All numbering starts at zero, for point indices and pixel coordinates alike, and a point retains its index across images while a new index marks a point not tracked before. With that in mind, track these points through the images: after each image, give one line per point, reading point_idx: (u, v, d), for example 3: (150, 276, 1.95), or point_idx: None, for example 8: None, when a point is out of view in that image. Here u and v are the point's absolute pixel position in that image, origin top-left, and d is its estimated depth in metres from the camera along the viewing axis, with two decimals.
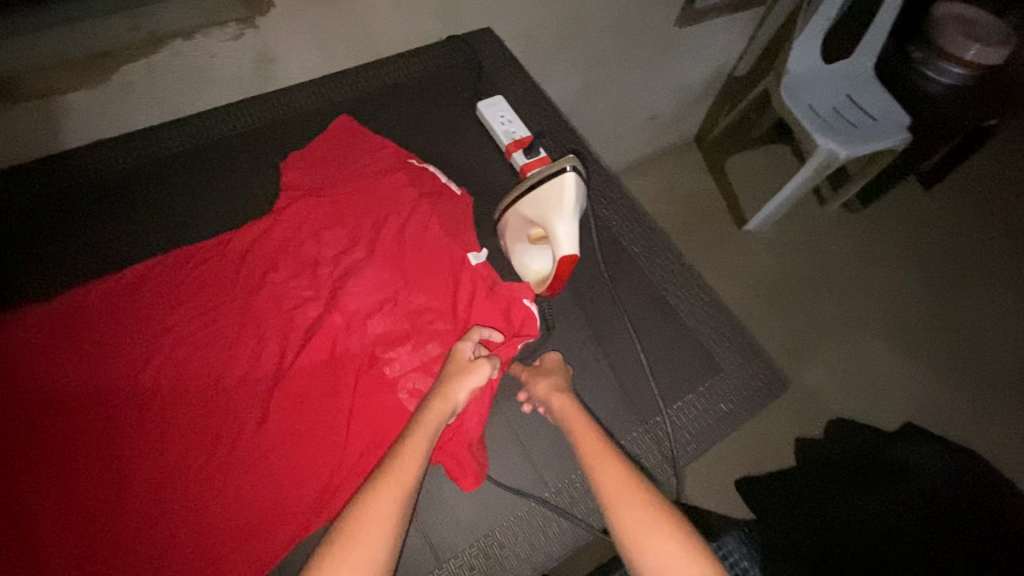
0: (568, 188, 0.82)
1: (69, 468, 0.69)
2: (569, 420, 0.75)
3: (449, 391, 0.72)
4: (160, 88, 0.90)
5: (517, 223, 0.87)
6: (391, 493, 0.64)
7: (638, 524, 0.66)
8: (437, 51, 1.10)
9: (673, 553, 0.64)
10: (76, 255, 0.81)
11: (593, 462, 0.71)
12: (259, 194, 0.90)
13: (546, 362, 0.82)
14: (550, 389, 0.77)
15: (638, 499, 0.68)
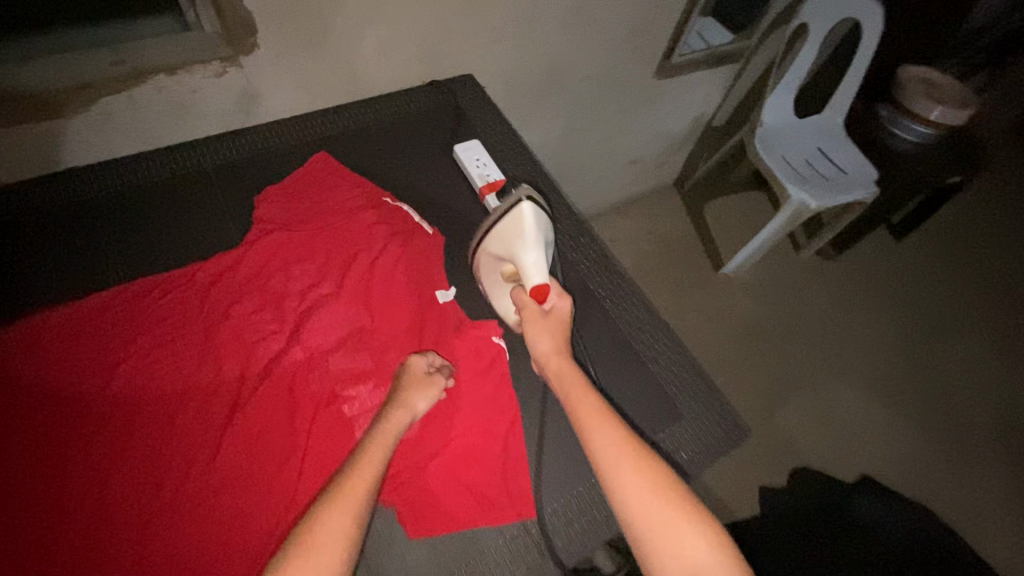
0: (527, 218, 0.84)
1: (13, 499, 0.68)
2: (569, 391, 0.76)
3: (408, 403, 0.75)
4: (142, 119, 0.93)
5: (488, 262, 0.88)
6: (347, 503, 0.61)
7: (637, 490, 0.65)
8: (418, 95, 1.15)
9: (683, 532, 0.63)
10: (40, 281, 0.81)
11: (590, 425, 0.72)
12: (232, 226, 0.91)
13: (555, 309, 0.85)
14: (549, 352, 0.80)
15: (643, 477, 0.66)
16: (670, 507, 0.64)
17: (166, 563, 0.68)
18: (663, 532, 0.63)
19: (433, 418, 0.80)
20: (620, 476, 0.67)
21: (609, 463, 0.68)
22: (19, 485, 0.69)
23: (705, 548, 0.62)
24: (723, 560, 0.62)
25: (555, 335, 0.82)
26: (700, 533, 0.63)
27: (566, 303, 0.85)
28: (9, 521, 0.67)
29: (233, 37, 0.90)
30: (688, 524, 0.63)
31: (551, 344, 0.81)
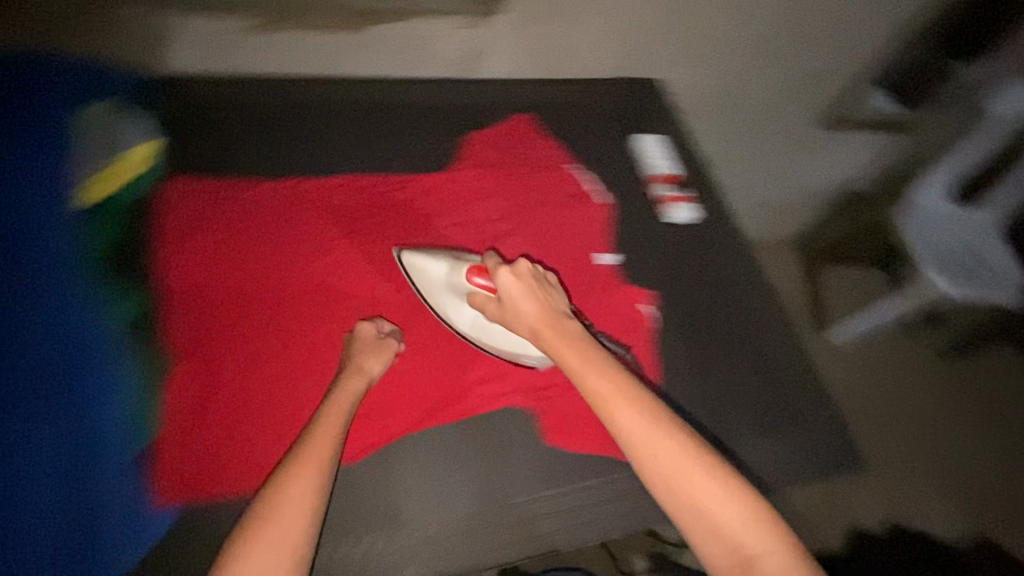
0: (417, 268, 0.90)
1: (248, 322, 0.85)
2: (586, 372, 0.74)
3: (350, 376, 0.79)
4: (393, 51, 1.08)
5: (461, 312, 0.88)
6: (303, 480, 0.66)
7: (659, 461, 0.68)
8: (613, 84, 1.24)
9: (708, 492, 0.66)
10: (292, 163, 0.99)
11: (608, 404, 0.72)
12: (443, 157, 1.05)
13: (510, 290, 0.79)
14: (545, 335, 0.78)
15: (653, 445, 0.69)
16: (687, 471, 0.67)
17: (350, 407, 0.82)
18: (690, 497, 0.66)
19: None
20: (647, 456, 0.68)
21: (637, 443, 0.69)
22: (253, 314, 0.86)
23: (728, 502, 0.66)
24: (746, 512, 0.66)
25: (524, 314, 0.79)
26: (720, 489, 0.66)
27: (512, 280, 0.78)
28: (243, 338, 0.84)
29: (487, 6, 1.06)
30: (699, 480, 0.67)
31: (523, 324, 0.80)
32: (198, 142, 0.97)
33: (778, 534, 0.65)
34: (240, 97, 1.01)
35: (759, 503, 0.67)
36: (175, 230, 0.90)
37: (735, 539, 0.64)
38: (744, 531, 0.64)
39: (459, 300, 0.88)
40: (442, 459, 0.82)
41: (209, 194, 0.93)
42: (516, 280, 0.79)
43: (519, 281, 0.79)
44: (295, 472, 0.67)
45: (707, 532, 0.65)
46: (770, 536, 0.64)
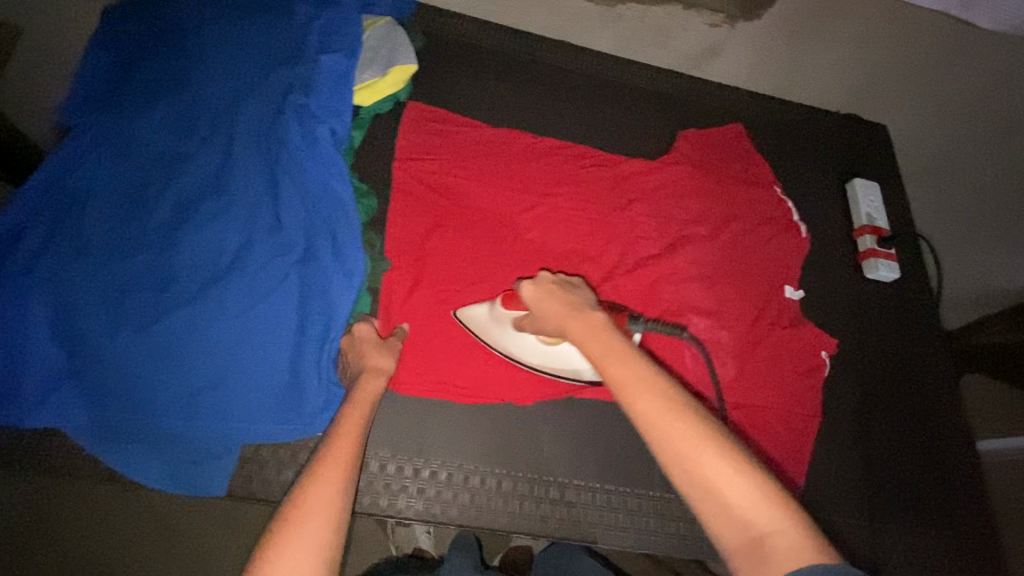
0: (478, 321, 0.81)
1: (452, 244, 0.88)
2: (608, 361, 0.61)
3: (370, 353, 0.73)
4: (636, 30, 1.15)
5: (537, 353, 0.78)
6: (329, 485, 0.58)
7: (680, 448, 0.55)
8: (837, 118, 1.18)
9: (727, 475, 0.54)
10: (518, 110, 1.03)
11: (623, 386, 0.59)
12: (654, 145, 1.07)
13: (534, 300, 0.70)
14: (564, 322, 0.67)
15: (671, 422, 0.56)
16: (703, 450, 0.55)
17: None
18: (708, 481, 0.54)
19: (748, 383, 0.89)
20: (664, 440, 0.56)
21: (651, 427, 0.57)
22: (457, 238, 0.89)
23: (749, 487, 0.53)
24: (765, 497, 0.53)
25: (549, 316, 0.69)
26: (739, 469, 0.54)
27: (530, 286, 0.71)
28: (446, 257, 0.87)
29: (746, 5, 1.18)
30: (723, 462, 0.54)
31: (552, 326, 0.69)
32: (446, 71, 1.01)
33: (801, 520, 0.52)
34: (489, 42, 1.06)
35: (773, 484, 0.54)
36: (411, 145, 0.93)
37: (759, 532, 0.52)
38: (762, 517, 0.52)
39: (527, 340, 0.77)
40: (595, 432, 0.82)
41: (443, 120, 0.97)
42: (535, 287, 0.71)
43: (543, 292, 0.70)
44: (328, 450, 0.62)
45: (726, 520, 0.53)
46: (789, 520, 0.52)
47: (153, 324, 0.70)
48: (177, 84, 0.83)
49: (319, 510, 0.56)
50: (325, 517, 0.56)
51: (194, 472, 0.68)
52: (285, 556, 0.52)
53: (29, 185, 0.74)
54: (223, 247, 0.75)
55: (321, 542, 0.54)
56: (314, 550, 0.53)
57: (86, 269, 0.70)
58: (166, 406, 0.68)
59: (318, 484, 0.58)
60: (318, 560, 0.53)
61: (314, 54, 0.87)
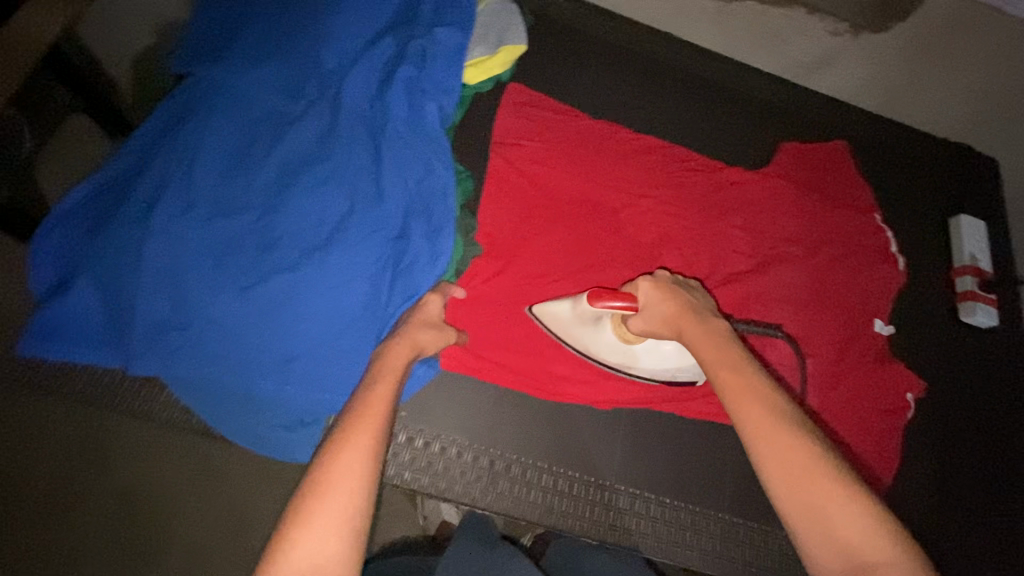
0: (555, 315, 0.76)
1: (541, 236, 0.86)
2: (720, 367, 0.58)
3: (416, 333, 0.69)
4: (751, 31, 1.10)
5: (620, 352, 0.73)
6: (359, 447, 0.52)
7: (787, 463, 0.52)
8: (948, 147, 1.11)
9: (838, 499, 0.50)
10: (618, 104, 0.99)
11: (735, 395, 0.56)
12: (752, 156, 1.02)
13: (649, 298, 0.65)
14: (683, 325, 0.63)
15: (784, 437, 0.53)
16: (815, 469, 0.51)
17: None
18: (816, 500, 0.50)
19: (826, 417, 0.87)
20: (766, 453, 0.53)
21: (762, 438, 0.53)
22: (547, 231, 0.87)
23: (858, 511, 0.49)
24: (875, 527, 0.49)
25: (666, 318, 0.64)
26: (852, 495, 0.50)
27: (648, 283, 0.65)
28: (534, 249, 0.85)
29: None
30: (836, 483, 0.50)
31: (668, 328, 0.64)
32: (548, 54, 0.98)
33: (915, 555, 0.48)
34: (594, 28, 1.02)
35: (887, 516, 0.50)
36: (508, 129, 0.91)
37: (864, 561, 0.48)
38: (870, 543, 0.48)
39: (610, 336, 0.72)
40: (669, 446, 0.81)
41: (543, 106, 0.93)
42: (654, 285, 0.65)
43: (661, 290, 0.65)
44: (358, 410, 0.55)
45: (827, 542, 0.49)
46: (900, 553, 0.48)
47: (253, 287, 0.70)
48: (286, 40, 0.80)
49: (347, 478, 0.50)
50: (355, 489, 0.50)
51: (285, 437, 0.73)
52: (315, 524, 0.47)
53: (146, 136, 0.76)
54: (323, 216, 0.74)
55: (349, 516, 0.48)
56: (341, 522, 0.48)
57: (193, 225, 0.70)
58: (258, 370, 0.70)
59: (349, 446, 0.52)
60: (344, 533, 0.48)
61: (424, 24, 0.84)
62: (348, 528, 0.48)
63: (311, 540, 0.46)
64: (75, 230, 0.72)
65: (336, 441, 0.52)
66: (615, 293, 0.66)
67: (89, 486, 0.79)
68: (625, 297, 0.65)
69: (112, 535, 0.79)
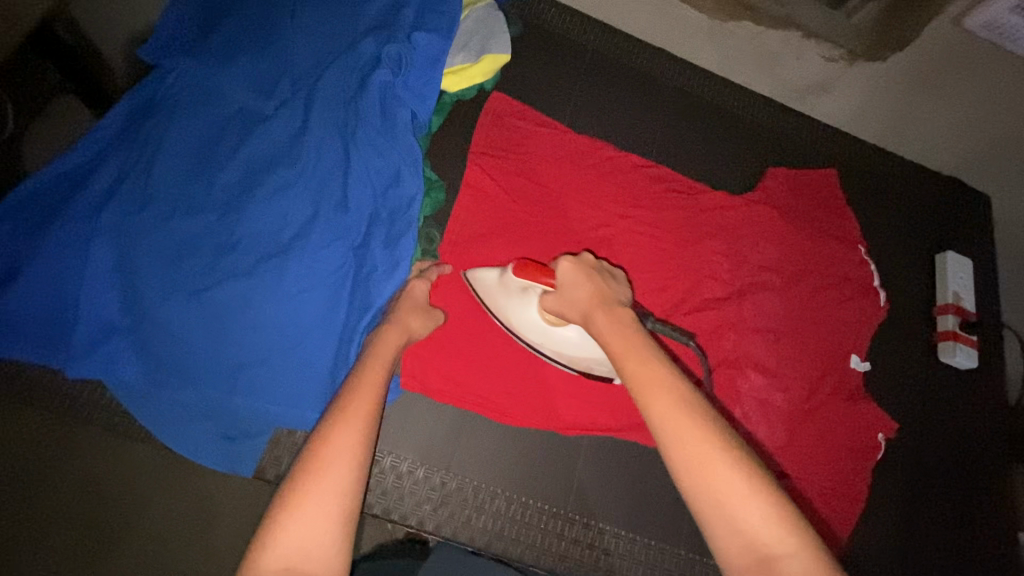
0: (484, 283, 0.73)
1: (513, 251, 0.84)
2: (626, 357, 0.53)
3: (406, 319, 0.69)
4: (744, 52, 1.02)
5: (537, 332, 0.70)
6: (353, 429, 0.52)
7: (693, 459, 0.46)
8: (934, 181, 1.11)
9: (732, 484, 0.44)
10: (603, 119, 0.96)
11: (643, 385, 0.51)
12: (737, 180, 1.00)
13: (566, 279, 0.62)
14: (592, 308, 0.60)
15: (685, 423, 0.47)
16: (713, 453, 0.46)
17: (572, 380, 0.80)
18: (719, 493, 0.45)
19: (794, 454, 0.85)
20: (677, 451, 0.47)
21: (664, 431, 0.48)
22: (519, 246, 0.85)
23: (764, 510, 0.44)
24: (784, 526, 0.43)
25: (576, 301, 0.61)
26: (751, 481, 0.45)
27: (567, 263, 0.63)
28: (506, 265, 0.83)
29: (855, 10, 0.96)
30: (740, 474, 0.45)
31: (574, 310, 0.62)
32: (535, 64, 0.96)
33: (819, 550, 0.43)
34: (584, 40, 1.00)
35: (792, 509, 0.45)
36: (487, 140, 0.88)
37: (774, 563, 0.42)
38: (775, 534, 0.43)
39: (532, 313, 0.69)
40: (630, 476, 0.79)
41: (525, 117, 0.91)
42: (573, 265, 0.63)
43: (580, 273, 0.62)
44: (354, 392, 0.56)
45: (727, 530, 0.44)
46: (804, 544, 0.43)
47: (207, 291, 0.68)
48: (264, 36, 0.78)
49: (340, 461, 0.50)
50: (346, 472, 0.49)
51: (227, 448, 0.70)
52: (307, 499, 0.47)
53: (108, 126, 0.73)
54: (286, 221, 0.72)
55: (340, 499, 0.48)
56: (337, 502, 0.48)
57: (151, 223, 0.68)
58: (207, 379, 0.68)
59: (344, 429, 0.52)
60: (338, 515, 0.48)
61: (406, 28, 0.81)
62: (340, 506, 0.48)
63: (306, 518, 0.46)
64: (25, 221, 0.69)
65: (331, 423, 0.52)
66: (538, 269, 0.64)
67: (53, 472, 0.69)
68: (546, 273, 0.64)
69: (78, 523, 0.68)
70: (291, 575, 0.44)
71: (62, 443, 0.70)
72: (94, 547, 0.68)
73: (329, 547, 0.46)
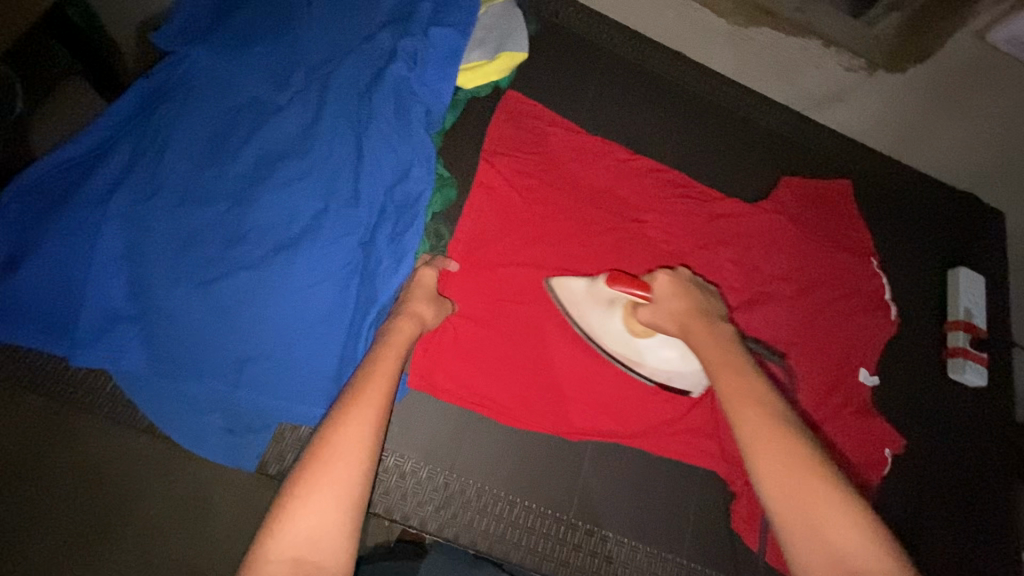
0: (569, 294, 0.77)
1: (524, 252, 0.83)
2: (721, 368, 0.57)
3: (414, 308, 0.68)
4: (760, 58, 1.01)
5: (621, 342, 0.73)
6: (362, 423, 0.51)
7: (781, 473, 0.49)
8: (948, 196, 1.10)
9: (820, 499, 0.48)
10: (618, 122, 0.95)
11: (738, 397, 0.55)
12: (751, 188, 0.99)
13: (661, 292, 0.65)
14: (691, 321, 0.63)
15: (778, 441, 0.51)
16: (803, 469, 0.49)
17: (579, 385, 0.79)
18: (807, 507, 0.48)
19: None
20: (763, 462, 0.50)
21: (755, 444, 0.51)
22: (530, 247, 0.84)
23: (848, 524, 0.46)
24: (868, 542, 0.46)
25: (674, 312, 0.64)
26: (840, 498, 0.48)
27: (664, 277, 0.66)
28: (516, 266, 0.82)
29: (877, 19, 0.94)
30: (830, 487, 0.48)
31: (672, 321, 0.64)
32: (551, 64, 0.95)
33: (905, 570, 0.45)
34: (601, 40, 0.99)
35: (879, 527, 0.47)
36: (501, 138, 0.87)
37: (855, 571, 0.45)
38: (857, 549, 0.45)
39: (616, 323, 0.72)
40: (633, 483, 0.78)
41: (540, 117, 0.90)
42: (669, 279, 0.66)
43: (675, 287, 0.65)
44: (366, 384, 0.56)
45: (810, 542, 0.47)
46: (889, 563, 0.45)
47: (214, 282, 0.67)
48: (279, 26, 0.77)
49: (347, 455, 0.49)
50: (351, 466, 0.49)
51: (230, 441, 0.69)
52: (314, 491, 0.47)
53: (117, 112, 0.72)
54: (296, 213, 0.71)
55: (347, 492, 0.48)
56: (342, 496, 0.48)
57: (161, 212, 0.68)
58: (211, 371, 0.67)
59: (353, 422, 0.51)
60: (344, 508, 0.48)
61: (424, 22, 0.80)
62: (345, 500, 0.48)
63: (310, 513, 0.46)
64: (32, 206, 0.68)
65: (339, 416, 0.52)
66: (631, 279, 0.66)
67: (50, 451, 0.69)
68: (639, 286, 0.65)
69: (77, 503, 0.68)
70: (300, 566, 0.45)
71: (60, 433, 0.69)
72: (96, 524, 0.68)
73: (335, 539, 0.46)
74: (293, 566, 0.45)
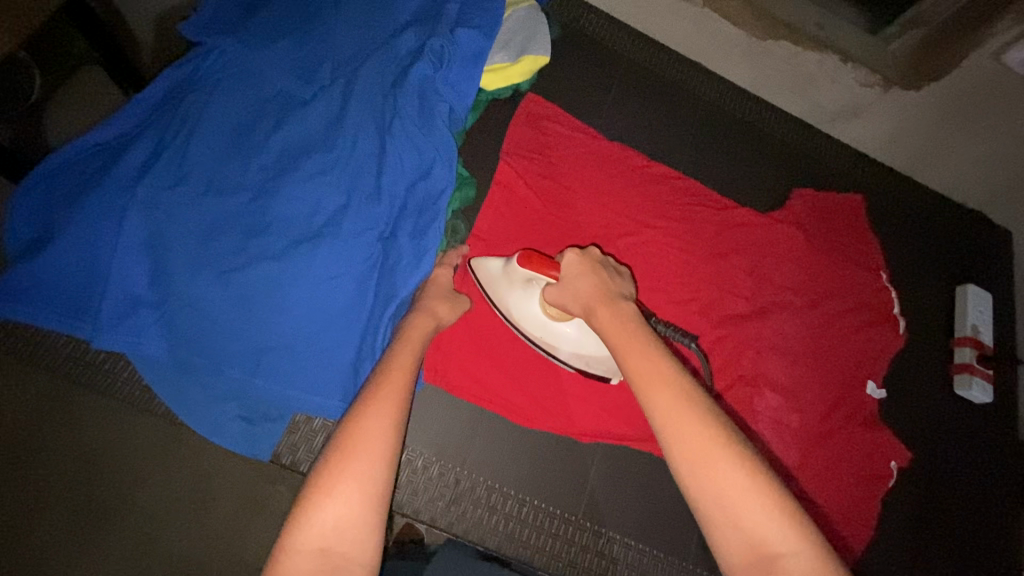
0: (488, 276, 0.72)
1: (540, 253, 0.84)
2: (628, 352, 0.52)
3: (433, 305, 0.69)
4: (777, 70, 1.02)
5: (540, 328, 0.69)
6: (382, 418, 0.52)
7: (694, 455, 0.45)
8: (958, 214, 1.11)
9: (733, 480, 0.44)
10: (634, 128, 0.96)
11: (646, 377, 0.49)
12: (764, 198, 1.00)
13: (571, 271, 0.62)
14: (599, 303, 0.58)
15: (688, 422, 0.46)
16: (713, 449, 0.45)
17: (590, 387, 0.79)
18: (719, 491, 0.44)
19: (807, 475, 0.84)
20: (677, 442, 0.45)
21: (666, 427, 0.46)
22: (546, 249, 0.84)
23: (762, 507, 0.43)
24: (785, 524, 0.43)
25: (581, 293, 0.61)
26: (748, 474, 0.44)
27: (573, 256, 0.63)
28: None
29: (892, 37, 0.98)
30: (736, 463, 0.44)
31: (578, 304, 0.61)
32: (571, 69, 0.96)
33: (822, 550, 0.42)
34: (620, 47, 1.00)
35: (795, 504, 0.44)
36: (520, 141, 0.88)
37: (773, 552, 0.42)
38: (774, 534, 0.42)
39: (533, 306, 0.68)
40: (641, 487, 0.79)
41: (558, 121, 0.91)
42: (579, 259, 0.63)
43: (585, 267, 0.62)
44: (387, 379, 0.56)
45: (725, 526, 0.44)
46: (802, 543, 0.42)
47: (235, 272, 0.68)
48: (308, 21, 0.78)
49: (370, 449, 0.50)
50: (372, 461, 0.49)
51: (245, 430, 0.70)
52: (336, 484, 0.48)
53: (144, 102, 0.72)
54: (318, 206, 0.72)
55: (370, 486, 0.48)
56: (366, 489, 0.48)
57: (185, 200, 0.68)
58: (229, 360, 0.68)
59: (374, 416, 0.52)
60: (366, 500, 0.48)
61: (450, 22, 0.81)
62: (369, 494, 0.48)
63: (335, 505, 0.47)
64: (57, 191, 0.69)
65: (361, 410, 0.52)
66: (544, 260, 0.63)
67: (60, 433, 0.69)
68: (550, 265, 0.63)
69: (85, 485, 0.68)
70: (328, 557, 0.46)
71: (71, 416, 0.69)
72: (104, 508, 0.68)
73: (359, 532, 0.47)
74: (321, 556, 0.46)
